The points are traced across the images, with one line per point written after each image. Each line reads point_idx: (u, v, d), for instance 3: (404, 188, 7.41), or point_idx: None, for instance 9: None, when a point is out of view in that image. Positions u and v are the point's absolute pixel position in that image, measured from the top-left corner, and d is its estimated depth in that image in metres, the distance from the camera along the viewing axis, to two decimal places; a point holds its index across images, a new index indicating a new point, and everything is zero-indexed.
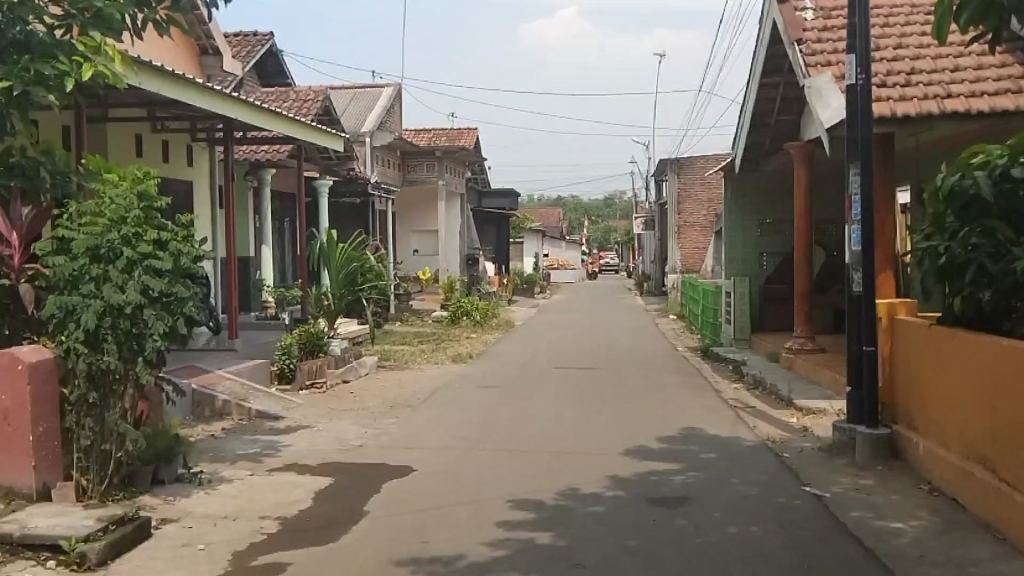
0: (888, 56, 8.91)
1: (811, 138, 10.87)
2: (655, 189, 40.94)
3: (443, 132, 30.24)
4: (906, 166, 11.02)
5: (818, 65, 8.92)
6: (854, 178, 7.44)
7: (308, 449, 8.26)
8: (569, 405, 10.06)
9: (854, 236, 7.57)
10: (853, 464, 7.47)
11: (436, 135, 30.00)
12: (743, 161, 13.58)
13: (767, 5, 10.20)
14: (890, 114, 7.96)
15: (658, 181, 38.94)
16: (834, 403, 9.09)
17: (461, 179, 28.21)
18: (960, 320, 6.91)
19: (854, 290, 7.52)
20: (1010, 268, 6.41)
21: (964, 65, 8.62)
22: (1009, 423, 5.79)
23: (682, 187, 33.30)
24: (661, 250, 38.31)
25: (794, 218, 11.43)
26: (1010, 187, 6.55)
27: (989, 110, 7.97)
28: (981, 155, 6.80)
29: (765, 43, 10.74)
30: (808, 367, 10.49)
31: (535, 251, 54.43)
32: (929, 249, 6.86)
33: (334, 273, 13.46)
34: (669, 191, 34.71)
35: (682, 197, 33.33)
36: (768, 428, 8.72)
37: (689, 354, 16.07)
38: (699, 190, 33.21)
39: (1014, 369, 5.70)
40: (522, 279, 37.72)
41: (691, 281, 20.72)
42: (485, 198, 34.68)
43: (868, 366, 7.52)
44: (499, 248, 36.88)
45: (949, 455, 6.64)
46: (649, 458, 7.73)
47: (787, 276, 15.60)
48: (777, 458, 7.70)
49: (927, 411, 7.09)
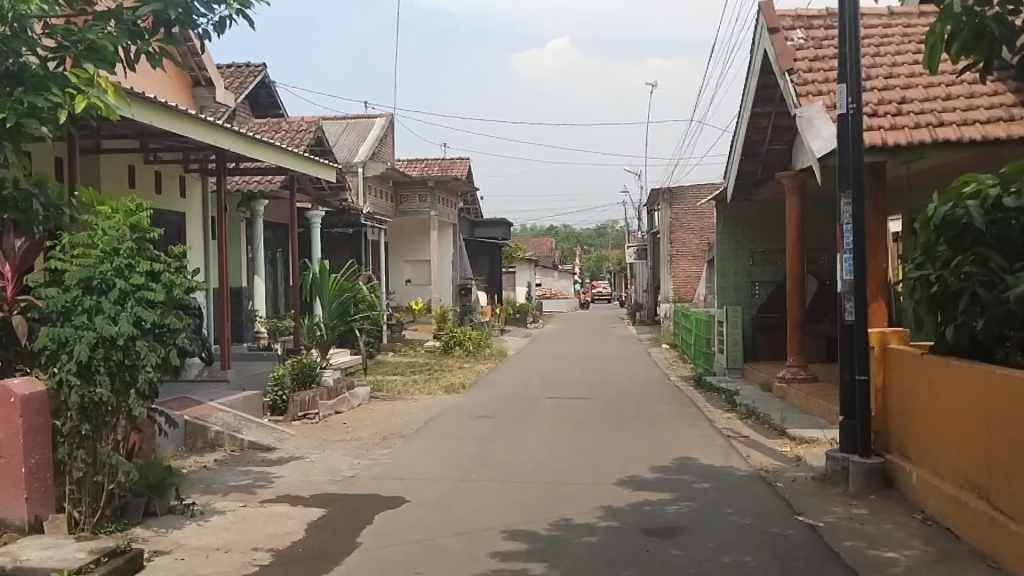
0: (879, 85, 8.99)
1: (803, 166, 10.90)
2: (648, 216, 41.19)
3: (436, 163, 30.40)
4: (899, 196, 11.06)
5: (810, 95, 8.98)
6: (846, 208, 7.47)
7: (300, 480, 8.21)
8: (563, 435, 10.02)
9: (845, 265, 7.57)
10: (846, 493, 7.43)
11: (429, 166, 30.15)
12: (735, 190, 13.63)
13: (758, 34, 10.28)
14: (881, 143, 7.99)
15: (650, 212, 39.18)
16: (827, 432, 9.06)
17: (454, 210, 28.33)
18: (953, 349, 6.91)
19: (846, 319, 7.52)
20: (1003, 297, 6.41)
21: (955, 95, 8.70)
22: (1002, 452, 5.81)
23: (674, 217, 33.50)
24: (653, 279, 38.44)
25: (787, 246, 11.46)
26: (1002, 217, 6.63)
27: (982, 139, 8.00)
28: (971, 184, 6.89)
29: (755, 73, 10.82)
30: (801, 397, 10.45)
31: (528, 281, 54.63)
32: (922, 278, 6.89)
33: (327, 303, 13.42)
34: (661, 221, 34.86)
35: (675, 227, 33.54)
36: (761, 457, 8.69)
37: (682, 383, 16.05)
38: (691, 221, 33.42)
39: (1008, 397, 5.73)
40: (515, 309, 37.68)
41: (684, 311, 20.86)
42: (478, 227, 34.79)
43: (860, 395, 7.50)
44: (492, 277, 36.94)
45: (942, 483, 6.64)
46: (642, 488, 7.68)
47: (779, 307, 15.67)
48: (769, 487, 7.67)
49: (919, 439, 7.09)
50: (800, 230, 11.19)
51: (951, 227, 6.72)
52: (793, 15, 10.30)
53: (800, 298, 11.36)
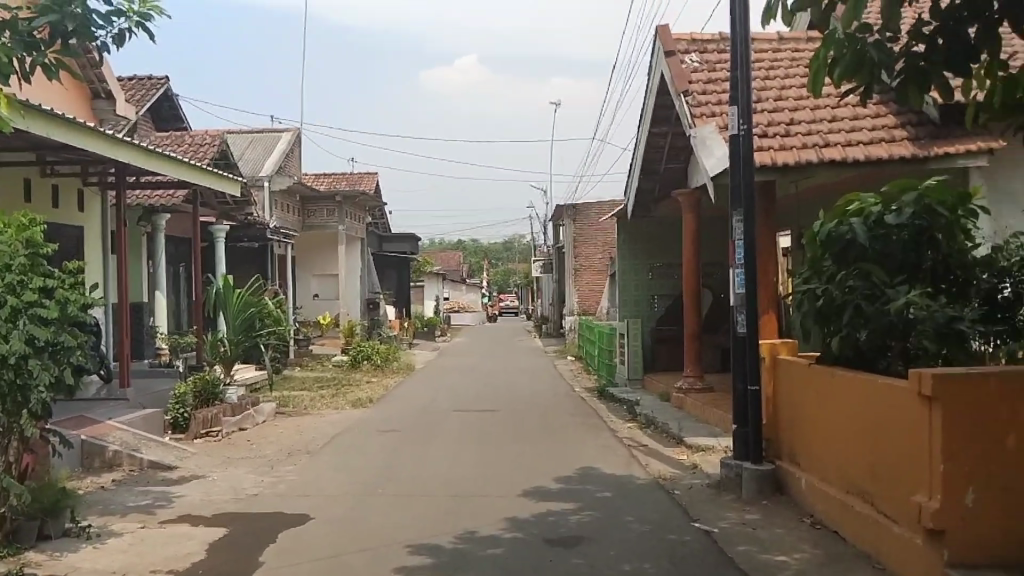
0: (769, 107, 9.40)
1: (698, 184, 11.28)
2: (553, 231, 41.84)
3: (344, 177, 30.25)
4: (787, 213, 11.54)
5: (704, 116, 9.33)
6: (738, 225, 7.78)
7: (202, 499, 8.09)
8: (468, 448, 10.13)
9: (737, 279, 7.90)
10: (740, 499, 7.72)
11: (336, 179, 29.98)
12: (636, 207, 13.99)
13: (655, 56, 10.62)
14: (770, 162, 8.35)
15: (555, 226, 39.80)
16: (722, 440, 9.40)
17: (361, 224, 28.24)
18: (838, 359, 7.24)
19: (738, 331, 7.84)
20: (884, 309, 6.72)
21: (839, 117, 9.15)
22: (886, 458, 6.16)
23: (578, 232, 34.14)
24: (558, 293, 39.04)
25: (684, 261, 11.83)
26: (884, 233, 6.99)
27: (865, 159, 8.40)
28: (855, 203, 7.28)
29: (653, 93, 11.16)
30: (697, 406, 10.79)
31: (437, 294, 54.69)
32: (809, 291, 7.23)
33: (231, 318, 13.19)
34: (565, 236, 35.46)
35: (579, 241, 34.15)
36: (660, 465, 8.95)
37: (585, 394, 16.36)
38: (595, 236, 34.11)
39: (891, 407, 6.07)
40: (422, 322, 37.58)
41: (587, 323, 21.28)
42: (386, 241, 34.71)
43: (753, 404, 7.82)
44: (399, 290, 36.87)
45: (829, 487, 7.00)
46: (545, 498, 7.83)
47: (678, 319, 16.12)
48: (668, 495, 7.92)
49: (807, 446, 7.44)
50: (696, 245, 11.57)
51: (836, 243, 7.12)
52: (688, 39, 10.69)
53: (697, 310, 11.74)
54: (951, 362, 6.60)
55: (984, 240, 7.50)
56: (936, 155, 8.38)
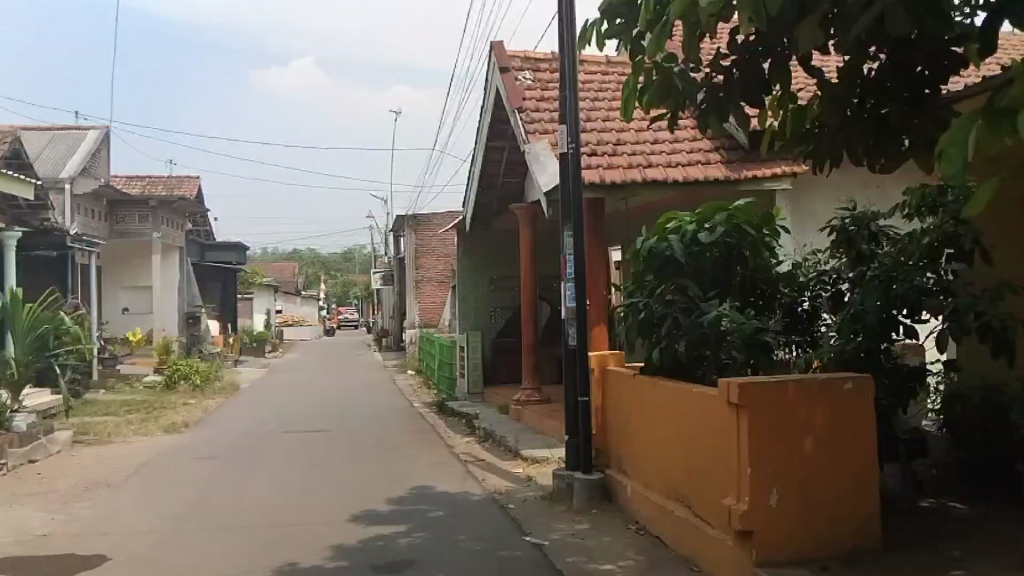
0: (598, 127, 9.65)
1: (534, 199, 11.45)
2: (393, 242, 41.97)
3: (162, 181, 29.17)
4: (617, 228, 11.89)
5: (537, 133, 9.49)
6: (568, 239, 7.94)
7: (7, 540, 7.57)
8: (298, 471, 9.93)
9: (569, 294, 7.99)
10: (571, 510, 7.86)
11: (153, 184, 28.87)
12: (476, 219, 14.10)
13: (490, 72, 10.71)
14: (599, 179, 8.54)
15: (397, 237, 39.91)
16: (556, 451, 9.57)
17: (178, 231, 27.38)
18: (658, 370, 7.47)
19: (569, 343, 7.98)
20: (698, 322, 7.03)
21: (662, 138, 9.50)
22: (701, 465, 6.41)
23: (419, 243, 34.41)
24: (399, 305, 39.22)
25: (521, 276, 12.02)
26: (699, 250, 7.30)
27: (683, 180, 8.75)
28: (673, 221, 7.54)
29: (488, 110, 11.26)
30: (534, 418, 10.95)
31: (266, 309, 53.19)
32: (633, 304, 7.42)
33: (19, 336, 12.27)
34: (408, 247, 35.60)
35: (421, 252, 34.33)
36: (496, 479, 9.02)
37: (426, 408, 16.35)
38: (437, 246, 34.41)
39: (704, 416, 6.32)
40: (252, 336, 36.62)
41: (427, 336, 21.38)
42: (209, 250, 33.69)
43: (583, 415, 8.00)
44: (224, 302, 35.76)
45: (651, 494, 7.22)
46: (376, 522, 7.75)
47: None
48: (502, 510, 7.98)
49: (632, 454, 7.66)
50: (533, 258, 11.75)
51: (656, 258, 7.35)
52: (521, 56, 10.83)
53: (534, 322, 11.94)
54: (758, 370, 6.97)
55: (785, 256, 8.04)
56: (747, 178, 8.81)
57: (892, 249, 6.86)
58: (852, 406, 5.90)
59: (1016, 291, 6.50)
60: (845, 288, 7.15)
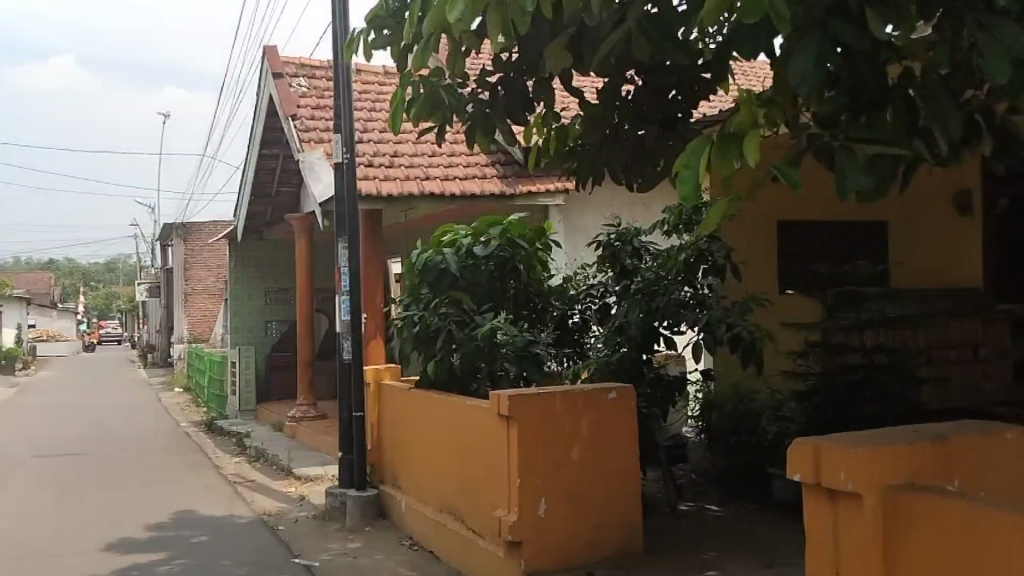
0: (375, 138, 9.55)
1: (310, 210, 11.19)
2: (163, 253, 39.95)
3: None
4: (394, 241, 11.86)
5: (312, 142, 9.27)
6: (342, 251, 7.75)
7: None
8: (43, 500, 9.11)
9: (344, 306, 7.82)
10: (344, 528, 7.66)
11: None
12: (245, 229, 13.60)
13: (263, 78, 10.38)
14: (376, 192, 8.40)
15: (166, 248, 38.07)
16: (330, 468, 9.36)
17: None
18: (434, 383, 7.43)
19: (344, 359, 7.79)
20: (473, 335, 7.11)
21: (440, 151, 9.53)
22: (473, 476, 6.44)
23: (189, 254, 32.90)
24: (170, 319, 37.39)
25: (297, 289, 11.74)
26: (473, 263, 7.34)
27: (459, 193, 8.79)
28: (449, 234, 7.55)
29: (262, 116, 10.92)
30: (309, 435, 10.69)
31: (17, 323, 48.89)
32: (408, 318, 7.34)
33: None
34: (178, 258, 34.01)
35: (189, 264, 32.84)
36: (266, 500, 8.67)
37: (193, 428, 15.61)
38: (208, 258, 33.09)
39: (477, 429, 6.34)
40: (3, 353, 33.74)
41: (197, 352, 20.52)
42: None
43: (357, 430, 7.82)
44: None
45: (424, 508, 7.18)
46: (131, 550, 7.21)
47: (292, 345, 15.99)
48: (271, 532, 7.66)
49: (406, 468, 7.58)
50: (310, 271, 11.51)
51: (431, 272, 7.29)
52: (296, 63, 10.57)
53: (311, 337, 11.68)
54: (530, 382, 7.08)
55: (554, 272, 8.12)
56: (521, 193, 9.03)
57: (653, 263, 7.15)
58: (617, 417, 6.08)
59: (761, 303, 6.91)
60: (612, 301, 7.27)
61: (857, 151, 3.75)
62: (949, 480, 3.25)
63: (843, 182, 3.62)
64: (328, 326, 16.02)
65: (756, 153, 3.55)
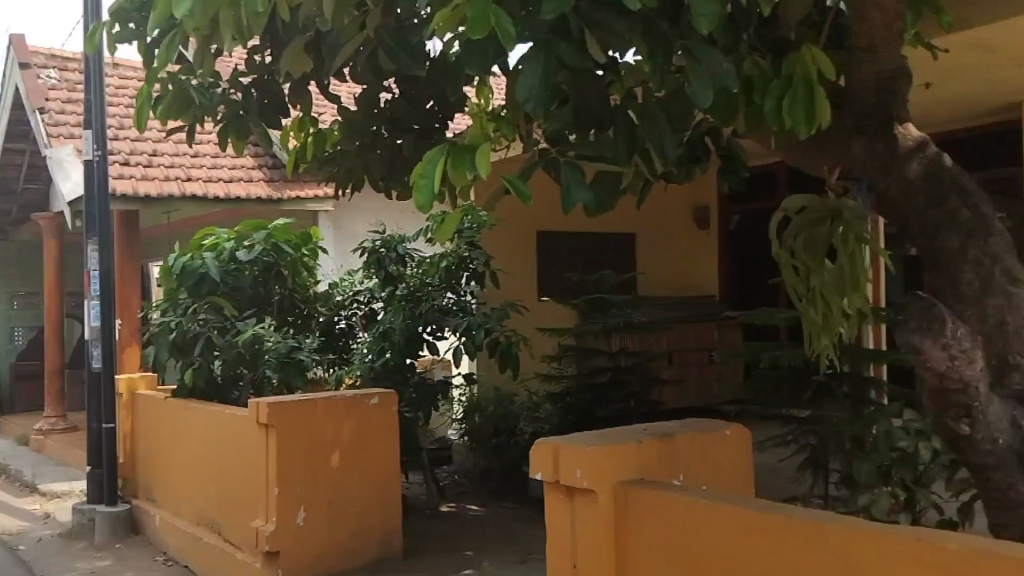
0: (132, 136, 9.16)
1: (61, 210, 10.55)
2: None
3: None
4: (154, 244, 11.40)
5: (61, 138, 8.76)
6: (92, 255, 7.38)
7: None
8: None
9: (92, 312, 7.47)
10: (92, 546, 7.23)
11: None
12: None
13: (7, 67, 9.69)
14: (132, 192, 7.99)
15: None
16: (79, 484, 8.84)
17: None
18: (193, 392, 7.20)
19: (92, 368, 7.39)
20: (234, 340, 6.90)
21: (203, 152, 9.29)
22: (229, 487, 6.23)
23: None
24: None
25: (45, 293, 11.03)
26: (234, 268, 7.08)
27: (224, 196, 8.55)
28: (210, 237, 7.22)
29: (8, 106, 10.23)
30: (57, 448, 10.05)
31: None
32: (164, 324, 7.00)
33: None
34: None
35: None
36: (5, 518, 8.06)
37: None
38: None
39: (233, 439, 6.12)
40: None
41: None
42: None
43: (108, 443, 7.38)
44: None
45: (180, 522, 6.88)
46: None
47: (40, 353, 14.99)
48: (9, 553, 7.12)
49: (161, 481, 7.26)
50: (59, 274, 10.85)
51: (188, 277, 6.92)
52: (46, 53, 9.98)
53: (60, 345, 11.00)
54: (292, 389, 6.97)
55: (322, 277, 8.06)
56: (289, 198, 8.88)
57: (416, 270, 7.20)
58: (378, 422, 6.02)
59: (519, 310, 7.18)
60: (377, 307, 7.33)
61: (576, 167, 3.38)
62: (675, 474, 3.44)
63: (565, 197, 3.23)
64: (79, 332, 15.14)
65: (487, 169, 3.14)
